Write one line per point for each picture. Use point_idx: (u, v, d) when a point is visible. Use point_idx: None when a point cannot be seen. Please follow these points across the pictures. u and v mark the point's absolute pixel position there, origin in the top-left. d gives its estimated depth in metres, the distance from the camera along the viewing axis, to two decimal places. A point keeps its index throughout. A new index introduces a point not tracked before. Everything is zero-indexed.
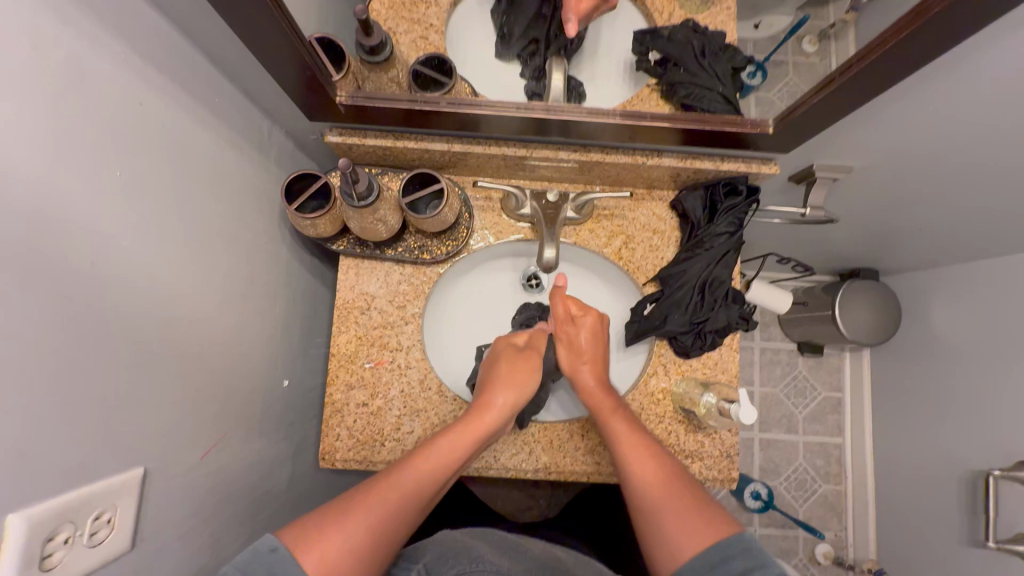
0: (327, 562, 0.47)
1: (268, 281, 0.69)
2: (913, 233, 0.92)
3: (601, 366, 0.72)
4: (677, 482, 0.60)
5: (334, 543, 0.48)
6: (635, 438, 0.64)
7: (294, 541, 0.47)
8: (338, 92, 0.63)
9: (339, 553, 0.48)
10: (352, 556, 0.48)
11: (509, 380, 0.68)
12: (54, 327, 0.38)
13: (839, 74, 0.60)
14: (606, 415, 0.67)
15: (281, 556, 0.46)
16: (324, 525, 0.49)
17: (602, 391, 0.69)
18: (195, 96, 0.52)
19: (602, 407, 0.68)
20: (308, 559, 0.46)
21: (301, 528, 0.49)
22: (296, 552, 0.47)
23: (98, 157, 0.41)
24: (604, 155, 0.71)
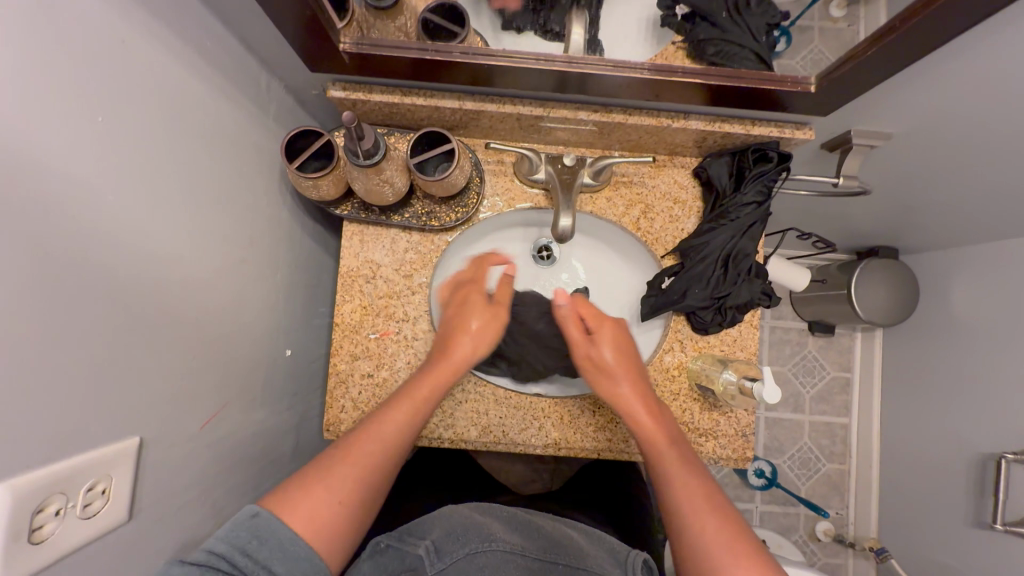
0: (308, 514, 0.47)
1: (269, 246, 0.66)
2: (941, 209, 0.87)
3: (641, 386, 0.66)
4: (734, 530, 0.54)
5: (317, 501, 0.48)
6: (686, 477, 0.59)
7: (279, 503, 0.47)
8: (341, 39, 0.58)
9: (325, 508, 0.48)
10: (337, 508, 0.49)
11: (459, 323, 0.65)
12: (32, 284, 0.35)
13: (897, 23, 0.54)
14: (656, 446, 0.62)
15: (264, 518, 0.45)
16: (307, 481, 0.50)
17: (655, 424, 0.63)
18: (184, 39, 0.48)
19: (653, 441, 0.62)
20: (292, 518, 0.46)
21: (282, 489, 0.49)
22: (278, 512, 0.47)
23: (75, 99, 0.37)
24: (626, 116, 0.66)
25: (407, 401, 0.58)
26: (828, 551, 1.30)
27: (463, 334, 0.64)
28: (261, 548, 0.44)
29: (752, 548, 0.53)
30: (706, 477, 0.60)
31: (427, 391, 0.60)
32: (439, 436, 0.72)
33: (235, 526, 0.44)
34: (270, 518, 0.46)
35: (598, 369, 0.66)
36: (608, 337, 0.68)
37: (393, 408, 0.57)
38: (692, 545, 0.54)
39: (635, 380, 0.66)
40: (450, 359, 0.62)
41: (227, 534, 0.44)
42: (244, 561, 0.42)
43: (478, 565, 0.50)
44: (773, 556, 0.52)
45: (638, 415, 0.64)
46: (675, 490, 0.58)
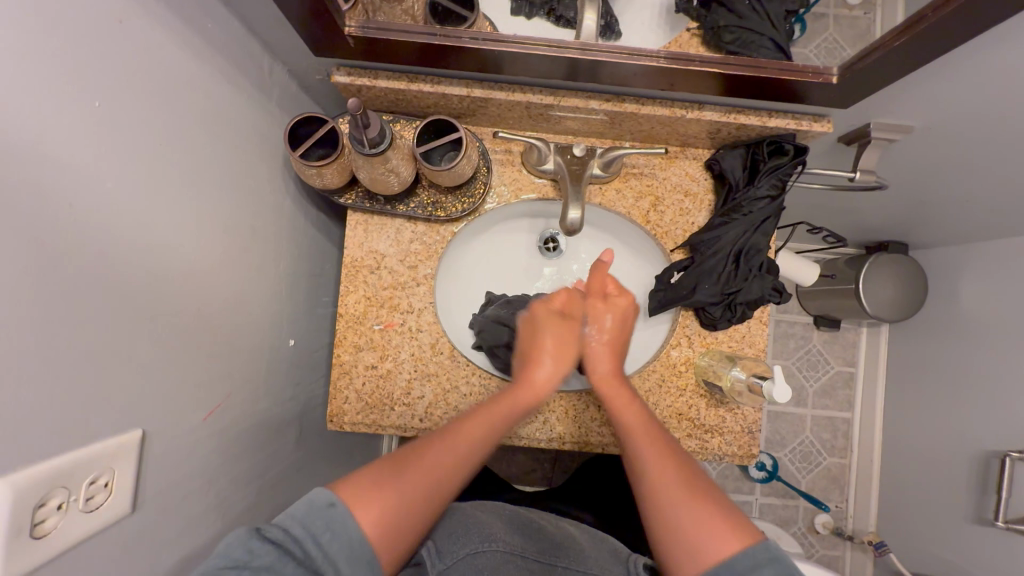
0: (382, 519, 0.48)
1: (271, 235, 0.64)
2: (955, 206, 0.85)
3: (619, 359, 0.65)
4: (693, 481, 0.55)
5: (391, 502, 0.49)
6: (647, 433, 0.59)
7: (352, 499, 0.48)
8: (347, 23, 0.56)
9: (393, 513, 0.49)
10: (403, 516, 0.49)
11: (557, 348, 0.62)
12: (29, 275, 0.34)
13: (930, 10, 0.51)
14: (616, 399, 0.62)
15: (339, 511, 0.47)
16: (381, 481, 0.50)
17: (617, 379, 0.63)
18: (184, 21, 0.46)
19: (612, 393, 0.62)
20: (365, 516, 0.47)
21: (355, 481, 0.50)
22: (352, 507, 0.47)
23: (70, 83, 0.36)
24: (639, 106, 0.64)
25: (486, 414, 0.58)
26: (826, 544, 1.31)
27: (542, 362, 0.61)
28: (331, 538, 0.45)
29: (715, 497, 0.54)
30: (664, 431, 0.61)
31: (504, 410, 0.59)
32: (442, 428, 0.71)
33: (311, 510, 0.46)
34: (345, 514, 0.47)
35: (595, 348, 0.64)
36: (619, 306, 0.65)
37: (470, 421, 0.57)
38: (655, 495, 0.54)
39: (616, 340, 0.65)
40: (534, 388, 0.60)
41: (302, 518, 0.45)
42: (313, 548, 0.44)
43: (477, 567, 0.49)
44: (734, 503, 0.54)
45: (602, 371, 0.63)
46: (636, 442, 0.59)
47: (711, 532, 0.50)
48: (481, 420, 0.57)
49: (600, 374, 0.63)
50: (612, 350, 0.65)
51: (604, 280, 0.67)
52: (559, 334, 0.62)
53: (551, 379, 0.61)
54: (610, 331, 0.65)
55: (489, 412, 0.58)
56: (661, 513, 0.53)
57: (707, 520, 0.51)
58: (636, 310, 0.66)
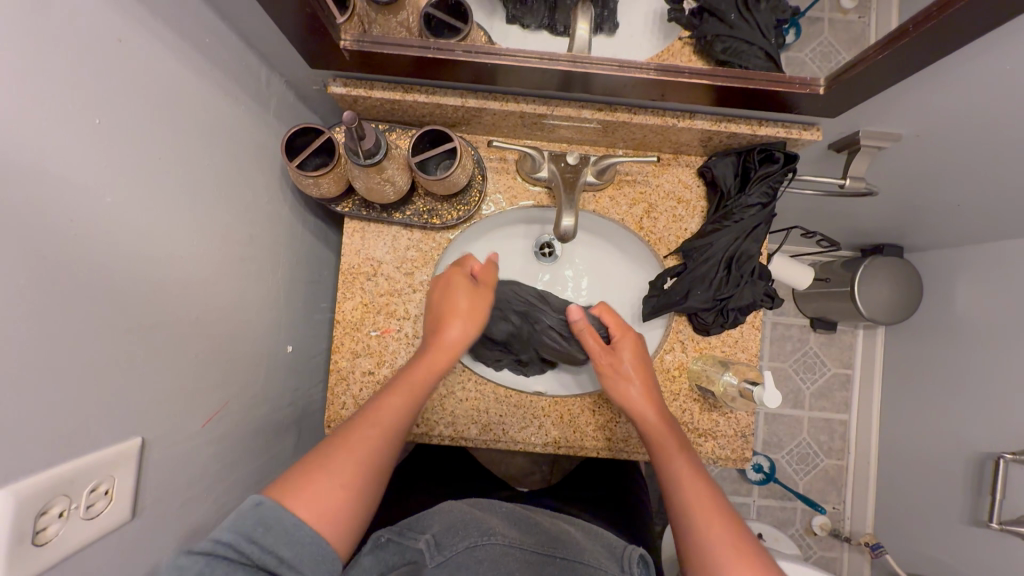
0: (316, 503, 0.48)
1: (270, 243, 0.65)
2: (949, 210, 0.86)
3: (652, 387, 0.66)
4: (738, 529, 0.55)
5: (325, 489, 0.49)
6: (695, 485, 0.59)
7: (285, 492, 0.48)
8: (342, 36, 0.57)
9: (327, 495, 0.49)
10: (343, 496, 0.50)
11: (460, 311, 0.64)
12: (28, 285, 0.35)
13: (913, 25, 0.52)
14: (667, 452, 0.62)
15: (269, 506, 0.46)
16: (311, 470, 0.50)
17: (665, 428, 0.64)
18: (183, 37, 0.47)
19: (663, 442, 0.63)
20: (298, 504, 0.47)
21: (289, 475, 0.50)
22: (282, 500, 0.47)
23: (71, 100, 0.37)
24: (631, 115, 0.65)
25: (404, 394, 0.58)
26: (823, 545, 1.31)
27: (450, 321, 0.63)
28: (267, 535, 0.44)
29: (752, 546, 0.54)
30: (715, 486, 0.60)
31: (424, 374, 0.60)
32: (439, 433, 0.72)
33: (241, 514, 0.45)
34: (276, 507, 0.46)
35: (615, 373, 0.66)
36: (629, 345, 0.68)
37: (393, 399, 0.58)
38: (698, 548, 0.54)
39: (645, 382, 0.66)
40: (445, 349, 0.62)
41: (230, 525, 0.44)
42: (250, 549, 0.43)
43: (477, 559, 0.50)
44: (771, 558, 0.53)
45: (651, 420, 0.64)
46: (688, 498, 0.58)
47: None
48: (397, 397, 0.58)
49: (649, 419, 0.64)
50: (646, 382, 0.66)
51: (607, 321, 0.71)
52: (464, 293, 0.65)
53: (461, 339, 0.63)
54: (632, 370, 0.66)
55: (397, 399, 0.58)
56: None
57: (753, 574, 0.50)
58: (641, 344, 0.69)
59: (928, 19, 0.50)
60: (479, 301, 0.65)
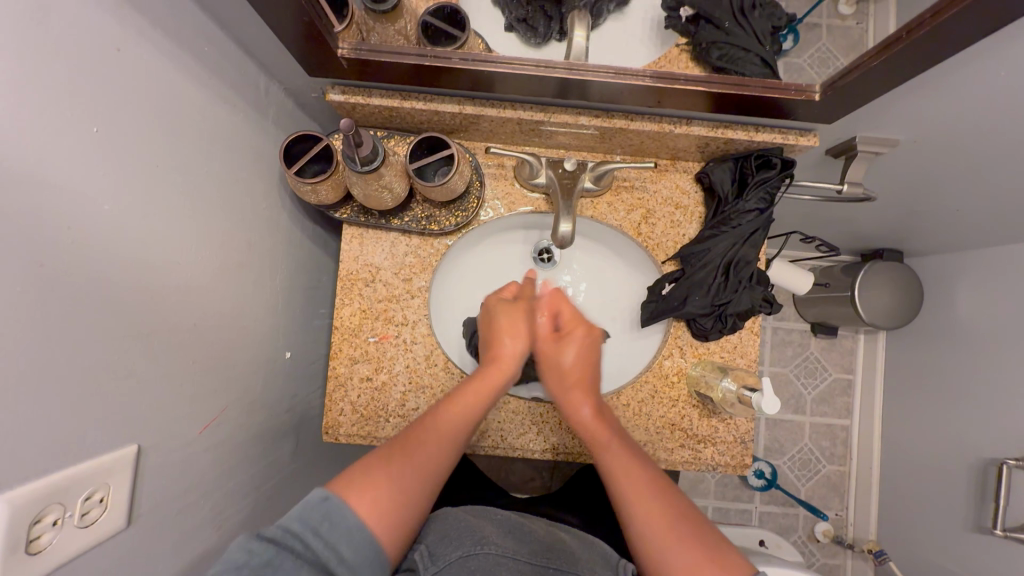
0: (375, 504, 0.49)
1: (268, 249, 0.65)
2: (948, 215, 0.86)
3: (591, 391, 0.65)
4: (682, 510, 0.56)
5: (382, 488, 0.50)
6: (634, 478, 0.58)
7: (346, 489, 0.49)
8: (340, 44, 0.58)
9: (385, 493, 0.50)
10: (396, 500, 0.50)
11: (511, 328, 0.64)
12: (31, 295, 0.35)
13: (907, 32, 0.52)
14: (601, 445, 0.62)
15: (335, 502, 0.47)
16: (377, 469, 0.51)
17: (601, 424, 0.63)
18: (182, 46, 0.47)
19: (595, 435, 0.62)
20: (360, 502, 0.48)
21: (354, 470, 0.51)
22: (345, 498, 0.48)
23: (71, 109, 0.37)
24: (628, 121, 0.66)
25: (450, 420, 0.57)
26: (826, 552, 1.30)
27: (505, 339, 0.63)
28: (330, 530, 0.45)
29: (702, 525, 0.55)
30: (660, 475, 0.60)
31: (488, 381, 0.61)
32: None
33: (307, 506, 0.46)
34: (341, 503, 0.47)
35: (553, 367, 0.65)
36: (575, 341, 0.66)
37: (450, 404, 0.58)
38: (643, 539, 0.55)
39: (586, 384, 0.65)
40: (501, 364, 0.62)
41: (298, 515, 0.45)
42: (314, 541, 0.44)
43: (470, 568, 0.49)
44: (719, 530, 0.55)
45: (584, 415, 0.63)
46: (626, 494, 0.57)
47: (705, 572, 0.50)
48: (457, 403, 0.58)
49: (585, 419, 0.63)
50: (585, 385, 0.65)
51: (555, 305, 0.68)
52: (510, 317, 0.64)
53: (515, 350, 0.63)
54: (574, 360, 0.65)
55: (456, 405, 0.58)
56: (658, 558, 0.53)
57: (695, 557, 0.52)
58: (593, 342, 0.67)
59: (922, 26, 0.51)
60: (518, 318, 0.65)
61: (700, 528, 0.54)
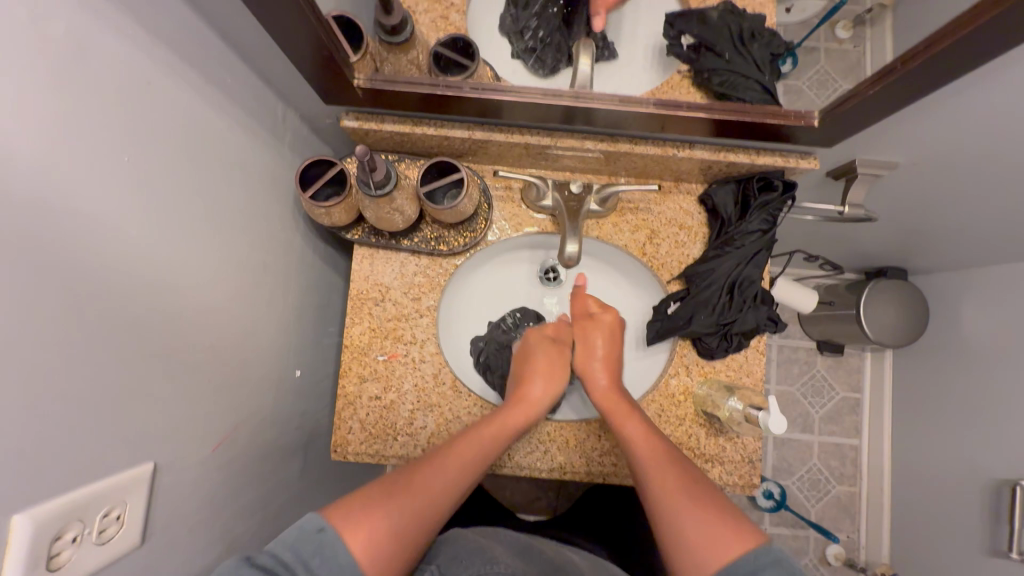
0: (369, 541, 0.47)
1: (282, 269, 0.67)
2: (951, 233, 0.86)
3: (614, 367, 0.69)
4: (693, 480, 0.57)
5: (377, 524, 0.49)
6: (651, 445, 0.60)
7: (343, 522, 0.48)
8: (355, 74, 0.60)
9: (384, 532, 0.49)
10: (393, 535, 0.49)
11: (545, 369, 0.68)
12: (56, 320, 0.36)
13: (901, 62, 0.55)
14: (618, 415, 0.64)
15: (329, 535, 0.46)
16: (369, 502, 0.50)
17: (615, 395, 0.66)
18: (207, 77, 0.49)
19: (614, 409, 0.65)
20: (352, 539, 0.47)
21: (347, 504, 0.50)
22: (341, 533, 0.47)
23: (102, 143, 0.39)
24: (632, 146, 0.68)
25: (492, 427, 0.62)
26: None
27: (534, 377, 0.67)
28: (320, 565, 0.44)
29: (714, 498, 0.55)
30: (669, 443, 0.62)
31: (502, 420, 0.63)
32: None
33: (300, 535, 0.46)
34: (335, 538, 0.46)
35: (586, 350, 0.70)
36: (603, 324, 0.71)
37: (461, 445, 0.59)
38: (657, 510, 0.56)
39: (608, 364, 0.69)
40: (526, 404, 0.65)
41: (290, 543, 0.45)
42: (301, 572, 0.43)
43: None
44: (731, 502, 0.55)
45: (602, 389, 0.67)
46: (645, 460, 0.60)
47: (715, 532, 0.51)
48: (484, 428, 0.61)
49: (602, 388, 0.67)
50: (607, 361, 0.69)
51: (584, 302, 0.73)
52: (550, 355, 0.69)
53: (543, 394, 0.66)
54: (602, 343, 0.70)
55: (482, 434, 0.61)
56: (669, 522, 0.54)
57: (703, 526, 0.51)
58: (619, 325, 0.72)
59: (916, 57, 0.53)
60: (559, 357, 0.70)
61: (711, 501, 0.54)
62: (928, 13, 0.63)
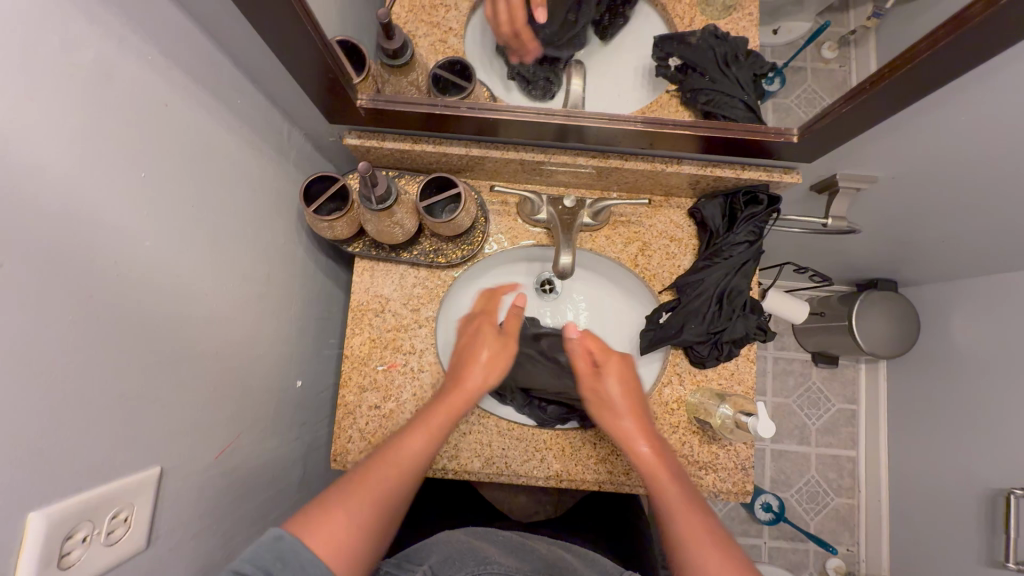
0: (330, 538, 0.48)
1: (284, 282, 0.69)
2: (937, 243, 0.89)
3: (644, 421, 0.68)
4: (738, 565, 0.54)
5: (337, 523, 0.49)
6: (690, 511, 0.59)
7: (302, 527, 0.48)
8: (358, 95, 0.63)
9: (342, 533, 0.49)
10: (353, 531, 0.49)
11: (488, 359, 0.70)
12: (74, 325, 0.38)
13: (869, 83, 0.59)
14: (659, 479, 0.63)
15: (288, 541, 0.46)
16: (333, 501, 0.51)
17: (659, 461, 0.64)
18: (218, 97, 0.52)
19: (655, 474, 0.63)
20: (314, 539, 0.47)
21: (307, 509, 0.50)
22: (301, 536, 0.47)
23: (121, 159, 0.41)
24: (623, 161, 0.70)
25: (439, 417, 0.63)
26: None
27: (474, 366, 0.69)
28: None
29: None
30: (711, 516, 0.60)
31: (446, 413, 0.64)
32: (443, 467, 0.73)
33: (258, 548, 0.44)
34: (295, 541, 0.46)
35: (599, 400, 0.69)
36: (613, 367, 0.71)
37: (408, 439, 0.60)
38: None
39: (639, 416, 0.68)
40: (464, 389, 0.66)
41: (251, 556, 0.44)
42: None
43: None
44: None
45: (642, 452, 0.65)
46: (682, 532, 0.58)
47: None
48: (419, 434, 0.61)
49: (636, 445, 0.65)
50: (635, 413, 0.68)
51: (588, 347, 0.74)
52: (492, 346, 0.71)
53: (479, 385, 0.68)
54: (618, 390, 0.69)
55: (422, 428, 0.61)
56: None
57: None
58: (626, 364, 0.72)
59: (883, 79, 0.57)
60: (501, 352, 0.72)
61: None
62: (904, 35, 0.67)
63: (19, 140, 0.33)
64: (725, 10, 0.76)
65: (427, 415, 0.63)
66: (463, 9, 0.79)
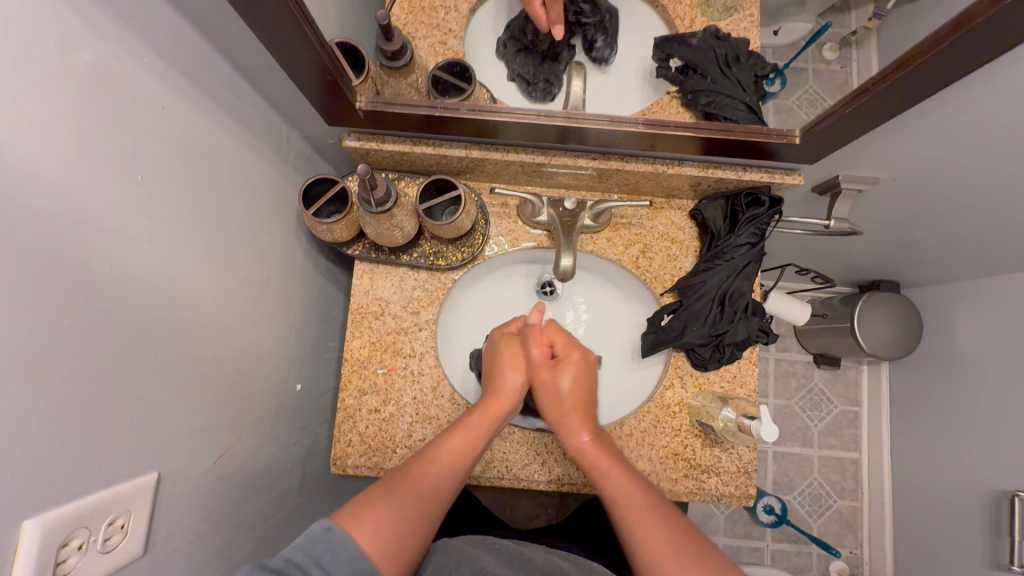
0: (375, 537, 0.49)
1: (284, 285, 0.69)
2: (940, 245, 0.89)
3: (590, 415, 0.67)
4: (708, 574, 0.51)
5: (383, 523, 0.51)
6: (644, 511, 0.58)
7: (348, 520, 0.50)
8: (358, 97, 0.63)
9: (388, 533, 0.50)
10: (397, 531, 0.51)
11: (523, 367, 0.68)
12: (70, 328, 0.38)
13: (873, 83, 0.58)
14: (601, 470, 0.63)
15: (337, 533, 0.48)
16: (378, 499, 0.53)
17: (599, 449, 0.64)
18: (216, 99, 0.52)
19: (596, 463, 0.63)
20: (360, 535, 0.49)
21: (352, 506, 0.52)
22: (349, 530, 0.49)
23: (117, 161, 0.41)
24: (623, 163, 0.70)
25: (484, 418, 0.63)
26: None
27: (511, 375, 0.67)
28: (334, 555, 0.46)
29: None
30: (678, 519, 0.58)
31: (489, 416, 0.64)
32: None
33: (310, 536, 0.47)
34: (342, 534, 0.48)
35: (551, 393, 0.67)
36: (571, 364, 0.69)
37: (450, 441, 0.60)
38: None
39: (584, 408, 0.67)
40: (501, 396, 0.65)
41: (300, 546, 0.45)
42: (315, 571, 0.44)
43: None
44: None
45: (583, 443, 0.64)
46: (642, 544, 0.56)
47: None
48: (459, 436, 0.61)
49: (580, 442, 0.65)
50: (580, 408, 0.67)
51: (553, 337, 0.71)
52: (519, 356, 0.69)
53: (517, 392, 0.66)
54: (570, 382, 0.67)
55: (464, 431, 0.62)
56: None
57: None
58: (587, 362, 0.69)
59: (887, 78, 0.57)
60: (537, 361, 0.68)
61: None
62: (905, 35, 0.67)
63: (14, 143, 0.33)
64: (724, 12, 0.76)
65: (467, 417, 0.63)
66: (462, 11, 0.78)
